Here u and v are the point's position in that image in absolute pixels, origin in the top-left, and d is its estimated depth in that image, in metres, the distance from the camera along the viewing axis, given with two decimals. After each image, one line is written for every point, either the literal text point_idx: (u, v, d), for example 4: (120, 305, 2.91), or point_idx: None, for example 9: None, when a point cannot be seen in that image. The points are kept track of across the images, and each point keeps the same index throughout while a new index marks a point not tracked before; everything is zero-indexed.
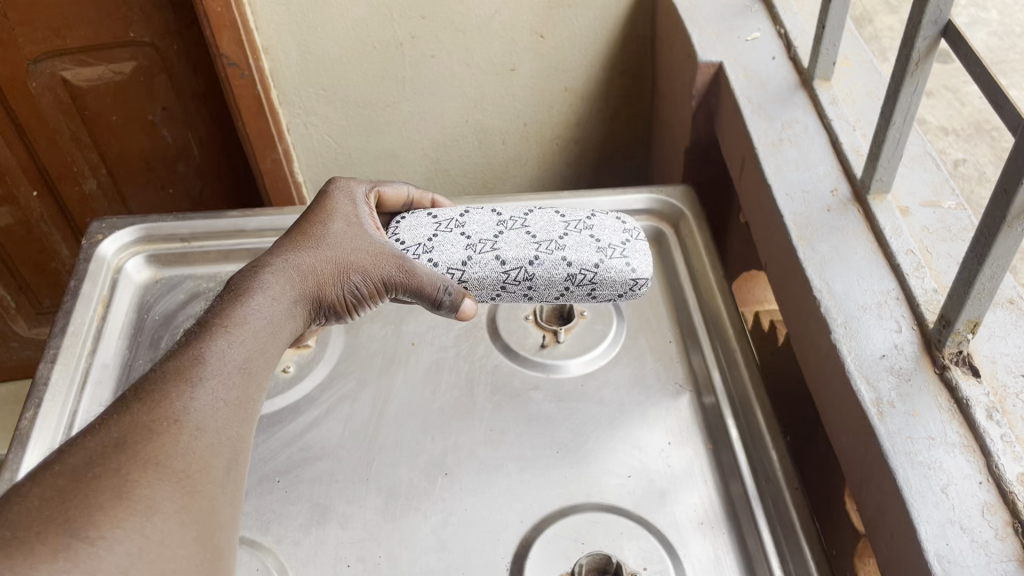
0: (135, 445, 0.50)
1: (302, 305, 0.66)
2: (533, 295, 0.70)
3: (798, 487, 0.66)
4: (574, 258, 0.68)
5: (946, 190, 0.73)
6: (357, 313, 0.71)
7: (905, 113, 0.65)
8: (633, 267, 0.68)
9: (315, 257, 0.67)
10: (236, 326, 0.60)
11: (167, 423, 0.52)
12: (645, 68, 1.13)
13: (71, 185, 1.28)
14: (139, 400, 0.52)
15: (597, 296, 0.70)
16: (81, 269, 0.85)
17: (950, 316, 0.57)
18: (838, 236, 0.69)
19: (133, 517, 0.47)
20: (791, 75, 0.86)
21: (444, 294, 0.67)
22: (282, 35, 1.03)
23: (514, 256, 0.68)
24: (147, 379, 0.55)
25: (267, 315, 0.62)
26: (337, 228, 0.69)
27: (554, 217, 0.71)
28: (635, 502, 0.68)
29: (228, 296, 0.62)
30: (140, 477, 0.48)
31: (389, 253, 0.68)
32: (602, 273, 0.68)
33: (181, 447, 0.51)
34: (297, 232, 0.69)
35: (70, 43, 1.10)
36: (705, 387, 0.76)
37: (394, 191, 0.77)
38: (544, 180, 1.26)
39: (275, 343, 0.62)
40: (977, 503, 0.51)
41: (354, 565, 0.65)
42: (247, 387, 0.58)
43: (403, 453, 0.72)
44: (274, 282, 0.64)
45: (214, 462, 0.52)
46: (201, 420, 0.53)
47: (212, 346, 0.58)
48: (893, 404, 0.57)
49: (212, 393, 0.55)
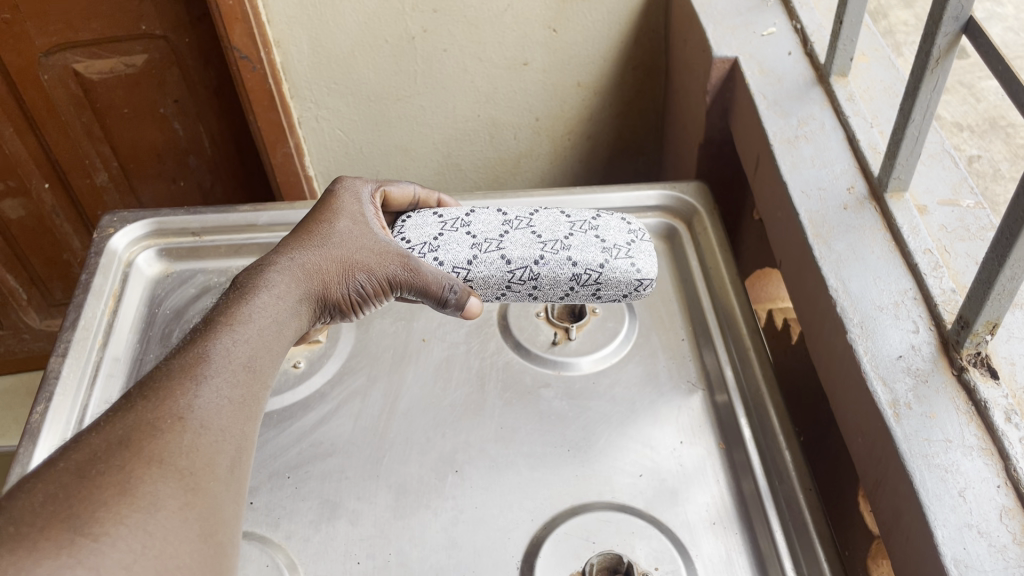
0: (139, 442, 0.49)
1: (307, 304, 0.66)
2: (538, 294, 0.69)
3: (811, 488, 0.66)
4: (579, 258, 0.67)
5: (965, 189, 0.72)
6: (362, 312, 0.70)
7: (924, 110, 0.64)
8: (638, 267, 0.68)
9: (320, 255, 0.67)
10: (241, 324, 0.60)
11: (171, 420, 0.51)
12: (658, 63, 1.12)
13: (83, 178, 1.28)
14: (143, 397, 0.52)
15: (602, 296, 0.69)
16: (92, 262, 0.85)
17: (968, 316, 0.56)
18: (854, 235, 0.68)
19: (136, 513, 0.46)
20: (807, 71, 0.85)
21: (449, 293, 0.66)
22: (293, 29, 1.02)
23: (519, 255, 0.67)
24: (152, 376, 0.54)
25: (271, 313, 0.62)
26: (343, 227, 0.69)
27: (559, 218, 0.70)
28: (647, 501, 0.68)
29: (233, 294, 0.62)
30: (144, 474, 0.48)
31: (395, 251, 0.68)
32: (607, 274, 0.67)
33: (184, 444, 0.51)
34: (303, 231, 0.69)
35: (82, 35, 1.10)
36: (718, 385, 0.75)
37: (400, 190, 0.76)
38: (556, 176, 1.25)
39: (280, 342, 0.62)
40: (995, 507, 0.51)
41: (365, 561, 0.65)
42: (251, 384, 0.58)
43: (414, 450, 0.72)
44: (279, 280, 0.64)
45: (217, 460, 0.52)
46: (205, 418, 0.53)
47: (218, 344, 0.57)
48: (910, 406, 0.56)
49: (217, 390, 0.55)
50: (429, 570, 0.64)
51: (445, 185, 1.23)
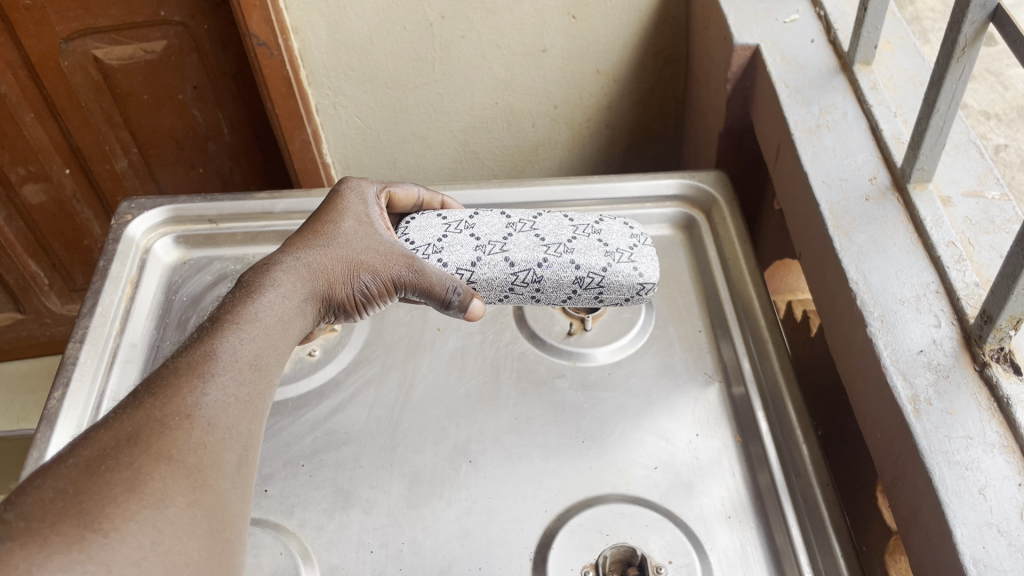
0: (148, 439, 0.50)
1: (312, 303, 0.66)
2: (541, 297, 0.69)
3: (829, 483, 0.65)
4: (582, 262, 0.67)
5: (990, 180, 0.71)
6: (367, 312, 0.70)
7: (949, 100, 0.62)
8: (641, 272, 0.67)
9: (326, 255, 0.67)
10: (247, 322, 0.60)
11: (179, 418, 0.52)
12: (680, 50, 1.10)
13: (103, 164, 1.29)
14: (151, 394, 0.53)
15: (604, 299, 0.69)
16: (110, 249, 0.86)
17: (992, 311, 0.54)
18: (876, 226, 0.67)
19: (146, 509, 0.47)
20: (830, 59, 0.83)
21: (453, 294, 0.66)
22: (311, 15, 1.02)
23: (522, 258, 0.67)
24: (159, 372, 0.55)
25: (277, 312, 0.62)
26: (349, 227, 0.69)
27: (563, 222, 0.70)
28: (661, 494, 0.67)
29: (239, 293, 0.62)
30: (153, 470, 0.48)
31: (400, 252, 0.68)
32: (610, 277, 0.67)
33: (192, 440, 0.51)
34: (309, 231, 0.68)
35: (101, 21, 1.11)
36: (736, 378, 0.75)
37: (405, 192, 0.76)
38: (574, 163, 1.24)
39: (285, 340, 0.62)
40: (1015, 507, 0.50)
41: (377, 550, 0.65)
42: (258, 383, 0.58)
43: (427, 439, 0.72)
44: (285, 279, 0.64)
45: (225, 457, 0.52)
46: (213, 415, 0.53)
47: (224, 342, 0.57)
48: (930, 402, 0.55)
49: (223, 388, 0.55)
50: (441, 560, 0.64)
51: (463, 172, 1.22)
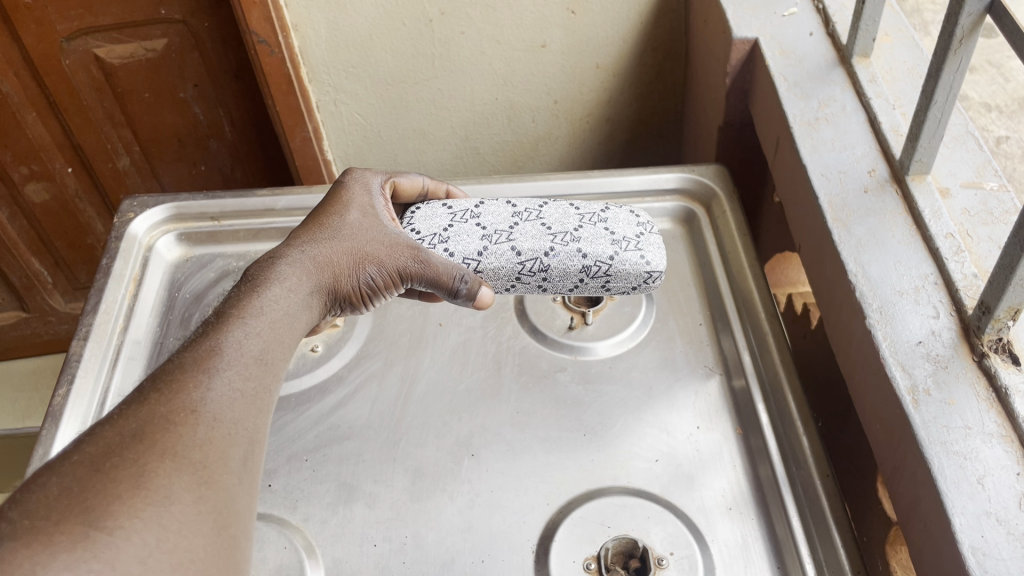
0: (154, 435, 0.50)
1: (318, 296, 0.66)
2: (548, 286, 0.69)
3: (829, 475, 0.65)
4: (589, 250, 0.67)
5: (989, 171, 0.71)
6: (373, 305, 0.71)
7: (947, 91, 0.62)
8: (647, 260, 0.68)
9: (331, 247, 0.67)
10: (252, 317, 0.60)
11: (185, 414, 0.52)
12: (679, 44, 1.10)
13: (105, 163, 1.30)
14: (156, 389, 0.53)
15: (611, 287, 0.70)
16: (113, 247, 0.86)
17: (990, 302, 0.54)
18: (875, 218, 0.67)
19: (151, 507, 0.47)
20: (829, 51, 0.84)
21: (460, 285, 0.66)
22: (312, 12, 1.02)
23: (530, 247, 0.67)
24: (165, 368, 0.55)
25: (283, 305, 0.62)
26: (354, 219, 0.69)
27: (569, 210, 0.70)
28: (662, 485, 0.68)
29: (245, 286, 0.62)
30: (158, 467, 0.49)
31: (406, 244, 0.68)
32: (617, 265, 0.67)
33: (198, 437, 0.51)
34: (314, 223, 0.69)
35: (102, 20, 1.11)
36: (737, 370, 0.75)
37: (410, 181, 0.77)
38: (575, 158, 1.24)
39: (291, 334, 0.63)
40: (1014, 496, 0.50)
41: (381, 544, 0.66)
42: (264, 377, 0.58)
43: (429, 434, 0.72)
44: (291, 272, 0.64)
45: (231, 453, 0.53)
46: (218, 411, 0.54)
47: (230, 337, 0.58)
48: (928, 392, 0.56)
49: (229, 383, 0.55)
50: (444, 553, 0.65)
51: (463, 169, 1.23)
